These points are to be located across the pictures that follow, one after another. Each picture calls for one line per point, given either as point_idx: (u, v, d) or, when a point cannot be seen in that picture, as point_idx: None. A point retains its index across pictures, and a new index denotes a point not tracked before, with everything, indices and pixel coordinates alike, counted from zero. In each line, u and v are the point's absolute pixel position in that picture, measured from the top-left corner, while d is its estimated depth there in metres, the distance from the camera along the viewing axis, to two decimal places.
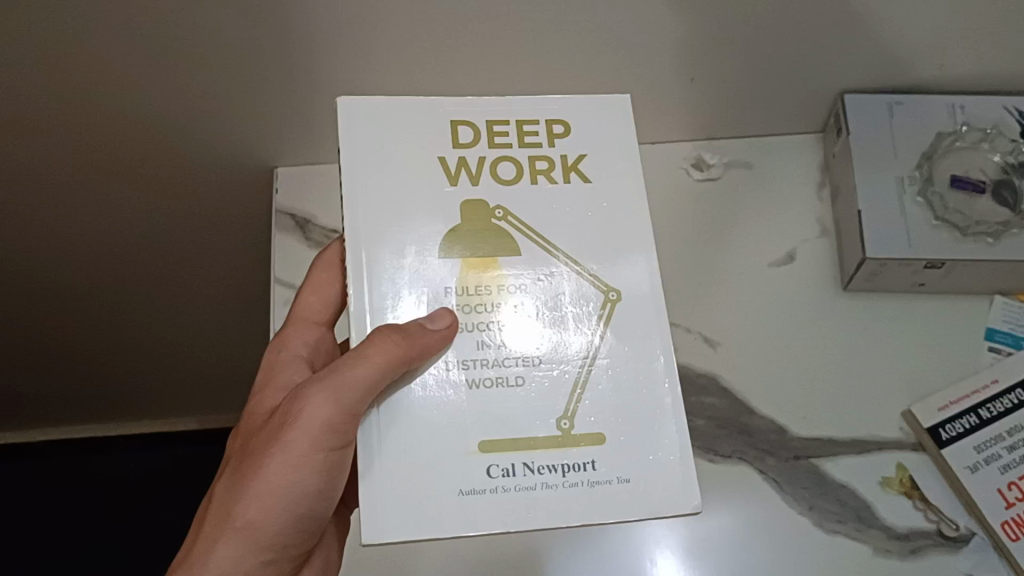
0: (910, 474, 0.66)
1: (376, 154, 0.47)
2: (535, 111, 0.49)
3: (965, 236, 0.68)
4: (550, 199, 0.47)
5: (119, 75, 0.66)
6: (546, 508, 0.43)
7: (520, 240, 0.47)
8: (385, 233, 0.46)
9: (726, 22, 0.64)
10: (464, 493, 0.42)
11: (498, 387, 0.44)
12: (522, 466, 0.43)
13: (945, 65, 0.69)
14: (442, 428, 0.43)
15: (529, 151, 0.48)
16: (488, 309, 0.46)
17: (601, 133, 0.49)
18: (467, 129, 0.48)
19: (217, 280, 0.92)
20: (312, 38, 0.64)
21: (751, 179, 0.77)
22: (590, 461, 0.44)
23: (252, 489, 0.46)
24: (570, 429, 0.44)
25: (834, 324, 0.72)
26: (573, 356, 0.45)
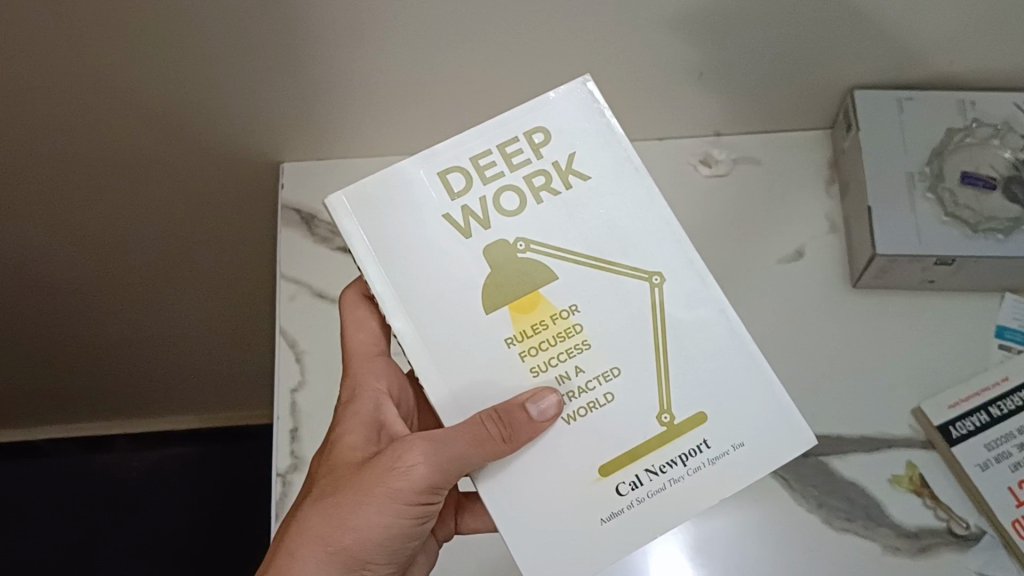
0: (920, 472, 0.66)
1: (391, 233, 0.50)
2: (508, 130, 0.51)
3: (976, 231, 0.67)
4: (577, 207, 0.51)
5: (122, 68, 0.66)
6: (683, 501, 0.48)
7: (552, 265, 0.50)
8: (424, 298, 0.50)
9: (733, 15, 0.64)
10: (607, 516, 0.48)
11: (593, 411, 0.49)
12: (645, 473, 0.49)
13: (955, 60, 0.69)
14: (553, 452, 0.49)
15: (526, 180, 0.51)
16: (552, 344, 0.49)
17: (575, 126, 0.52)
18: (461, 175, 0.51)
19: (221, 276, 0.91)
20: (316, 31, 0.64)
21: (760, 175, 0.77)
22: (702, 442, 0.49)
23: (345, 524, 0.50)
24: (672, 421, 0.49)
25: (844, 321, 0.71)
26: (643, 356, 0.50)
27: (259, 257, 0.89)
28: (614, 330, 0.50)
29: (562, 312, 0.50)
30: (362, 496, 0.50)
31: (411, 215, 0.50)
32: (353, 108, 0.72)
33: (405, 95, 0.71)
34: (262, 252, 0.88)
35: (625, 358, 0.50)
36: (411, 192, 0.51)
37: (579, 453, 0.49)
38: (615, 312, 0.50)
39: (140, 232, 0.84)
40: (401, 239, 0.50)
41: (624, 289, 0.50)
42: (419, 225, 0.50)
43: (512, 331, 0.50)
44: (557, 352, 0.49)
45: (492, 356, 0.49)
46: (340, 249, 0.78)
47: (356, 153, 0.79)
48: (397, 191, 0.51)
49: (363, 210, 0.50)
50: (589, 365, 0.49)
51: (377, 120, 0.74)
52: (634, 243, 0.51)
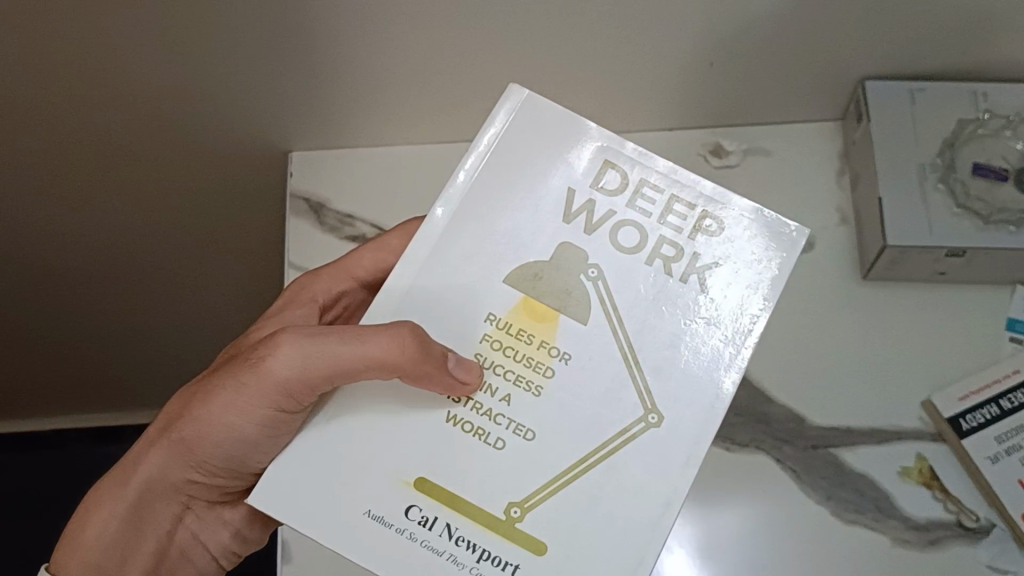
0: (930, 464, 0.65)
1: (518, 155, 0.53)
2: (695, 195, 0.52)
3: (987, 223, 0.67)
4: (649, 279, 0.51)
5: (133, 57, 0.65)
6: (438, 573, 0.47)
7: (592, 312, 0.51)
8: (472, 224, 0.52)
9: (744, 5, 0.63)
10: (371, 515, 0.48)
11: (474, 438, 0.49)
12: (443, 524, 0.48)
13: (967, 51, 0.68)
14: (391, 462, 0.49)
15: (663, 226, 0.52)
16: (513, 355, 0.50)
17: (741, 253, 0.52)
18: (614, 176, 0.53)
19: (231, 266, 0.92)
20: (326, 19, 0.64)
21: (770, 167, 0.76)
22: (512, 563, 0.47)
23: (202, 403, 0.55)
24: (514, 519, 0.48)
25: (853, 313, 0.71)
26: (598, 435, 0.49)
27: (266, 245, 0.89)
28: (564, 412, 0.49)
29: (552, 349, 0.50)
30: (231, 382, 0.53)
31: (541, 160, 0.53)
32: (362, 95, 0.72)
33: (415, 83, 0.70)
34: (270, 241, 0.88)
35: (582, 439, 0.49)
36: (568, 145, 0.53)
37: (414, 467, 0.49)
38: (587, 406, 0.50)
39: (147, 220, 0.83)
40: (509, 173, 0.53)
41: (612, 390, 0.50)
42: (539, 177, 0.53)
43: (502, 315, 0.51)
44: (516, 372, 0.50)
45: (469, 326, 0.51)
46: (349, 238, 0.78)
47: (364, 141, 0.79)
48: (558, 135, 0.53)
49: (525, 120, 0.53)
50: (517, 404, 0.50)
51: (386, 107, 0.74)
52: (657, 358, 0.50)
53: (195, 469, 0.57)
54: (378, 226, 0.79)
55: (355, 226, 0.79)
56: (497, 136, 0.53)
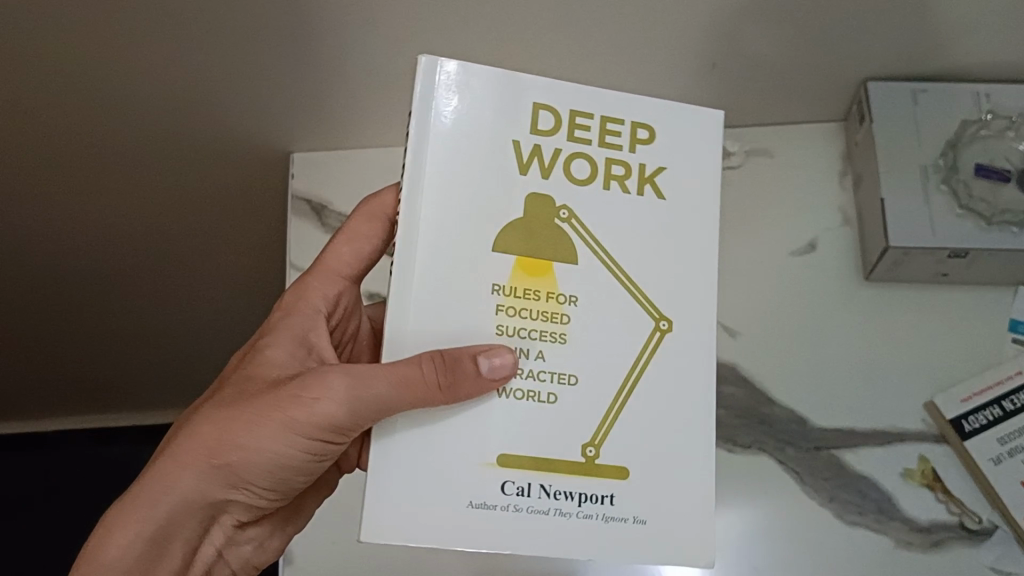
0: (933, 465, 0.65)
1: (451, 121, 0.47)
2: (623, 110, 0.49)
3: (990, 224, 0.67)
4: (621, 208, 0.48)
5: (134, 61, 0.65)
6: (553, 533, 0.45)
7: (580, 251, 0.47)
8: (453, 211, 0.47)
9: (745, 7, 0.63)
10: (473, 504, 0.45)
11: (528, 400, 0.46)
12: (537, 487, 0.45)
13: (969, 52, 0.68)
14: (468, 441, 0.45)
15: (606, 152, 0.48)
16: (531, 315, 0.47)
17: (683, 146, 0.49)
18: (547, 113, 0.48)
19: (233, 268, 0.92)
20: (327, 21, 0.64)
21: (772, 168, 0.76)
22: (609, 496, 0.46)
23: (238, 439, 0.49)
24: (593, 458, 0.46)
25: (856, 314, 0.71)
26: (620, 364, 0.47)
27: (268, 246, 0.89)
28: (595, 346, 0.47)
29: (560, 296, 0.47)
30: (273, 419, 0.48)
31: (476, 118, 0.47)
32: (363, 96, 0.72)
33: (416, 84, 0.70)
34: (272, 242, 0.88)
35: (601, 374, 0.47)
36: (495, 95, 0.48)
37: (491, 437, 0.46)
38: (598, 341, 0.47)
39: (149, 222, 0.83)
40: (452, 140, 0.47)
41: (617, 320, 0.47)
42: (480, 136, 0.47)
43: (504, 282, 0.47)
44: (537, 329, 0.47)
45: (473, 304, 0.46)
46: None
47: (365, 142, 0.79)
48: (486, 87, 0.48)
49: (449, 86, 0.48)
50: (552, 357, 0.47)
51: (386, 108, 0.74)
52: (668, 281, 0.48)
53: (239, 492, 0.51)
54: None
55: None
56: (425, 112, 0.47)
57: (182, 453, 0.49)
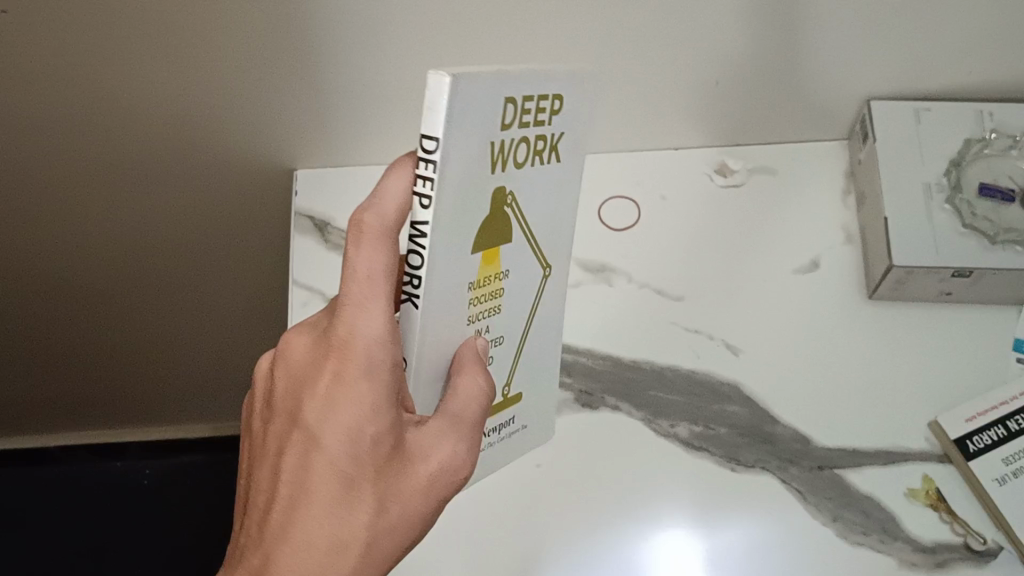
0: (937, 486, 0.65)
1: (461, 147, 0.41)
2: (549, 86, 0.45)
3: (994, 243, 0.66)
4: (539, 183, 0.48)
5: (138, 71, 0.65)
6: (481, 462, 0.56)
7: (516, 231, 0.48)
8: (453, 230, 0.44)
9: (749, 23, 0.63)
10: None
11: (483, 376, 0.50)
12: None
13: (970, 72, 0.69)
14: None
15: (535, 132, 0.46)
16: (484, 298, 0.49)
17: (580, 109, 0.48)
18: (511, 105, 0.43)
19: (237, 286, 0.92)
20: (333, 34, 0.64)
21: (776, 186, 0.76)
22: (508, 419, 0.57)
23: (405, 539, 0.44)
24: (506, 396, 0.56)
25: (858, 333, 0.71)
26: (523, 309, 0.53)
27: (271, 263, 0.89)
28: (513, 306, 0.52)
29: (502, 274, 0.49)
30: (433, 504, 0.45)
31: (482, 133, 0.42)
32: (366, 114, 0.72)
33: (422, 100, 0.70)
34: (275, 260, 0.89)
35: (508, 327, 0.52)
36: (494, 106, 0.42)
37: None
38: (516, 298, 0.52)
39: (152, 236, 0.83)
40: (459, 169, 0.42)
41: (529, 273, 0.52)
42: (477, 151, 0.42)
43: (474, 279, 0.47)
44: (484, 308, 0.49)
45: (451, 306, 0.47)
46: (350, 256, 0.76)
47: (370, 160, 0.79)
48: (490, 103, 0.42)
49: (465, 109, 0.40)
50: (493, 326, 0.51)
51: (390, 125, 0.74)
52: (559, 234, 0.52)
53: None
54: None
55: None
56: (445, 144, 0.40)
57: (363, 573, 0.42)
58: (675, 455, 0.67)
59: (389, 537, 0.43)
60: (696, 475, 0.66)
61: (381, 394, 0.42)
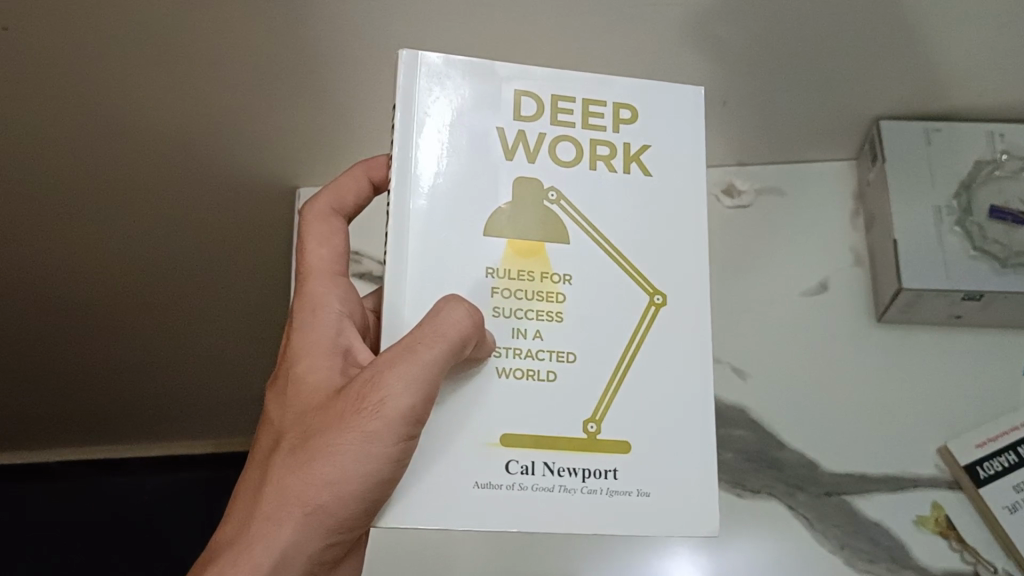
0: (946, 513, 0.64)
1: (429, 109, 0.46)
2: (603, 91, 0.48)
3: (1005, 267, 0.65)
4: (604, 184, 0.47)
5: (136, 91, 0.65)
6: (553, 508, 0.42)
7: (570, 230, 0.46)
8: (446, 204, 0.45)
9: (753, 45, 0.63)
10: (480, 487, 0.42)
11: (528, 381, 0.44)
12: (542, 465, 0.43)
13: (981, 92, 0.68)
14: (472, 427, 0.43)
15: (589, 134, 0.47)
16: (529, 296, 0.45)
17: (669, 124, 0.48)
18: (532, 101, 0.47)
19: (239, 302, 0.91)
20: (336, 53, 0.63)
21: (784, 207, 0.75)
22: (612, 469, 0.43)
23: (316, 474, 0.42)
24: (596, 433, 0.44)
25: (868, 356, 0.70)
26: (617, 338, 0.45)
27: (273, 282, 0.88)
28: (595, 326, 0.45)
29: (554, 275, 0.45)
30: (350, 436, 0.42)
31: (458, 111, 0.46)
32: (367, 131, 0.71)
33: None
34: (279, 278, 0.88)
35: (597, 349, 0.45)
36: (481, 89, 0.47)
37: (497, 423, 0.43)
38: (604, 310, 0.45)
39: (154, 254, 0.83)
40: (431, 142, 0.46)
41: (612, 284, 0.46)
42: (458, 126, 0.46)
43: (498, 265, 0.45)
44: (533, 309, 0.45)
45: (465, 287, 0.45)
46: (355, 275, 0.75)
47: None
48: (471, 83, 0.47)
49: (433, 77, 0.47)
50: (550, 336, 0.45)
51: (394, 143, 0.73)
52: (656, 249, 0.46)
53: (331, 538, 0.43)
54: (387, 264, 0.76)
55: (361, 263, 0.76)
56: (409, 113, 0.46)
57: (272, 513, 0.42)
58: None
59: (296, 473, 0.43)
60: None
61: (297, 351, 0.47)
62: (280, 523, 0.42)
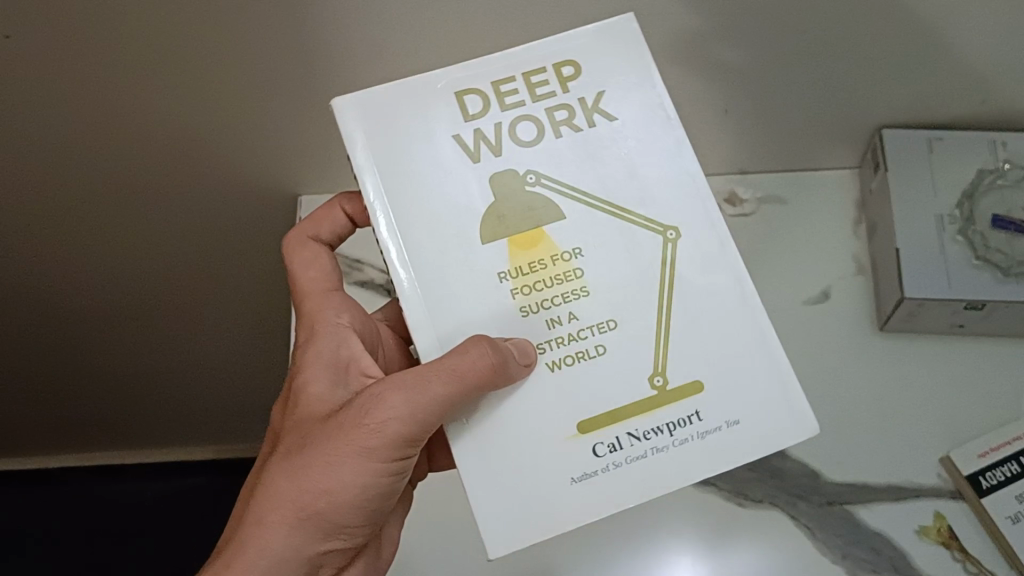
0: (948, 523, 0.63)
1: (385, 141, 0.48)
2: (538, 60, 0.49)
3: (1007, 276, 0.65)
4: (582, 147, 0.48)
5: (138, 96, 0.65)
6: (661, 473, 0.45)
7: (560, 203, 0.48)
8: (442, 213, 0.47)
9: (758, 51, 0.63)
10: (579, 476, 0.46)
11: (579, 362, 0.47)
12: (626, 436, 0.46)
13: (984, 100, 0.68)
14: (544, 415, 0.46)
15: (544, 105, 0.49)
16: (551, 282, 0.47)
17: (611, 70, 0.49)
18: (477, 95, 0.48)
19: (240, 308, 0.91)
20: (339, 61, 0.63)
21: (785, 216, 0.75)
22: (695, 413, 0.46)
23: (316, 484, 0.47)
24: (665, 385, 0.46)
25: (870, 365, 0.70)
26: (648, 303, 0.47)
27: (274, 289, 0.88)
28: (618, 285, 0.47)
29: (564, 254, 0.47)
30: (346, 450, 0.47)
31: (408, 135, 0.48)
32: None
33: None
34: (279, 285, 0.87)
35: (627, 316, 0.47)
36: (426, 102, 0.48)
37: (565, 408, 0.46)
38: (626, 271, 0.47)
39: (154, 260, 0.82)
40: (396, 173, 0.48)
41: (631, 245, 0.48)
42: (417, 149, 0.48)
43: (507, 266, 0.47)
44: (558, 293, 0.47)
45: (487, 289, 0.47)
46: (356, 284, 0.75)
47: None
48: (409, 97, 0.48)
49: (370, 115, 0.48)
50: (584, 313, 0.47)
51: None
52: (653, 201, 0.48)
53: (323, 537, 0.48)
54: (388, 272, 0.75)
55: (362, 272, 0.76)
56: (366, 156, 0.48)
57: (267, 516, 0.47)
58: (684, 490, 0.66)
59: (295, 481, 0.47)
60: (703, 510, 0.65)
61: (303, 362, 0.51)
62: (273, 526, 0.47)
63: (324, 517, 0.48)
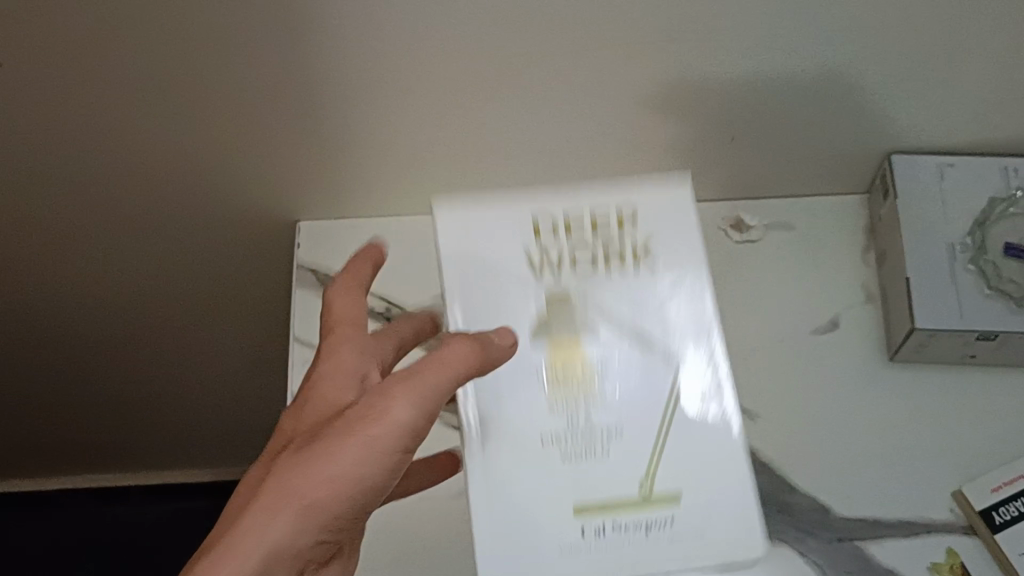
0: (961, 560, 0.62)
1: (462, 241, 0.50)
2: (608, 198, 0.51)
3: (1020, 307, 0.64)
4: (622, 295, 0.51)
5: (131, 120, 0.63)
6: (632, 562, 0.48)
7: (601, 330, 0.50)
8: (507, 307, 0.50)
9: (768, 74, 0.61)
10: (567, 551, 0.48)
11: (581, 461, 0.49)
12: (608, 526, 0.48)
13: (997, 127, 0.67)
14: (544, 491, 0.48)
15: (604, 251, 0.51)
16: (582, 392, 0.50)
17: (665, 211, 0.52)
18: (552, 237, 0.51)
19: (239, 331, 0.89)
20: (339, 93, 0.62)
21: (792, 243, 0.74)
22: (669, 519, 0.49)
23: (317, 472, 0.44)
24: (651, 491, 0.49)
25: (879, 396, 0.68)
26: (647, 430, 0.50)
27: (273, 311, 0.86)
28: (630, 404, 0.50)
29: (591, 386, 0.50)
30: (350, 435, 0.44)
31: (485, 260, 0.50)
32: (368, 167, 0.70)
33: (430, 157, 0.68)
34: (277, 309, 0.86)
35: (632, 418, 0.50)
36: (509, 226, 0.51)
37: (568, 490, 0.49)
38: (632, 407, 0.50)
39: (152, 282, 0.81)
40: (461, 267, 0.50)
41: (648, 381, 0.50)
42: (489, 286, 0.50)
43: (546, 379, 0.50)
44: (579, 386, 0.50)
45: (524, 410, 0.49)
46: None
47: (375, 211, 0.76)
48: (491, 232, 0.51)
49: (462, 221, 0.51)
50: (599, 417, 0.49)
51: (396, 179, 0.71)
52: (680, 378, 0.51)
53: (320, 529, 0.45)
54: (387, 300, 0.74)
55: None
56: (446, 251, 0.50)
57: (269, 502, 0.44)
58: None
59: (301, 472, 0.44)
60: None
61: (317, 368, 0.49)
62: (275, 510, 0.43)
63: (324, 506, 0.44)
